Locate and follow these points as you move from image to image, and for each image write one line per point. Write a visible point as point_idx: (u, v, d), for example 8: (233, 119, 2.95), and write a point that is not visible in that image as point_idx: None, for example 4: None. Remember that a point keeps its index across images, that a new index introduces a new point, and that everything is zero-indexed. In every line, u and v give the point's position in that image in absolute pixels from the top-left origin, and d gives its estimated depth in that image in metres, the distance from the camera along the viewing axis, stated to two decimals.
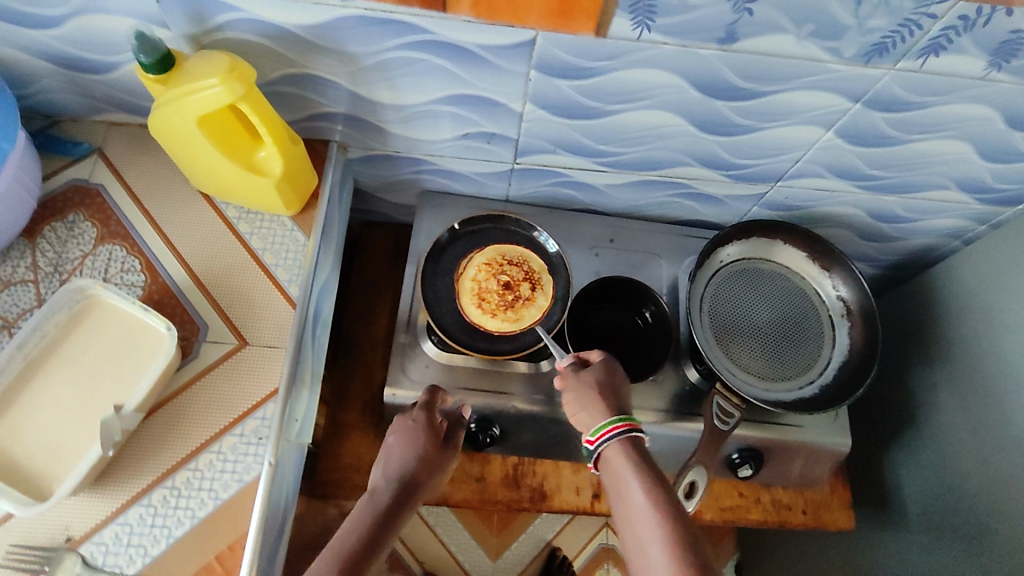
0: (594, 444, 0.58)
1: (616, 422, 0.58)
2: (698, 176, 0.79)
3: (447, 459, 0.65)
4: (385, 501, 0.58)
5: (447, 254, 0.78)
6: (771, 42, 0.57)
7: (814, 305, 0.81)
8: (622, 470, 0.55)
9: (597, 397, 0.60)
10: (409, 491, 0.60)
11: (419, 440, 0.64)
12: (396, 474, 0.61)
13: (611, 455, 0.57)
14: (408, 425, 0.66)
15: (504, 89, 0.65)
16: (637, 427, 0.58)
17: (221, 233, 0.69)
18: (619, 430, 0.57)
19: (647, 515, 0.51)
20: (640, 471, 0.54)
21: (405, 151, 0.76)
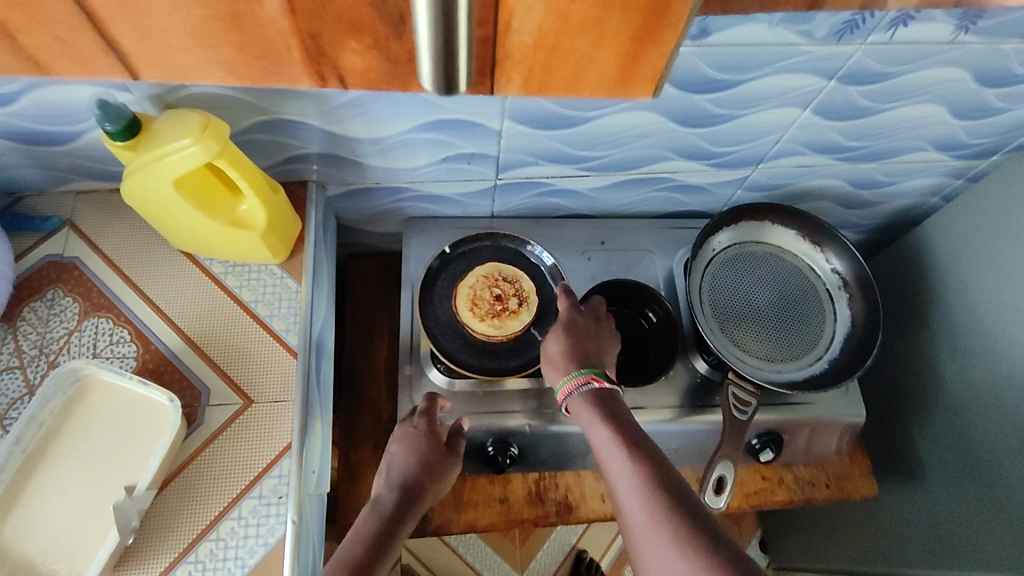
0: (563, 401, 0.62)
1: (578, 375, 0.62)
2: (681, 168, 0.79)
3: (446, 465, 0.68)
4: (388, 510, 0.61)
5: (442, 279, 0.76)
6: (746, 31, 0.57)
7: (811, 281, 0.81)
8: (592, 420, 0.59)
9: (564, 357, 0.64)
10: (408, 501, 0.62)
11: (420, 449, 0.67)
12: (398, 484, 0.64)
13: (574, 404, 0.61)
14: (410, 433, 0.68)
15: (482, 109, 0.64)
16: (596, 378, 0.61)
17: (209, 290, 0.67)
18: (580, 382, 0.61)
19: (612, 446, 0.55)
20: (606, 418, 0.58)
21: (385, 182, 0.75)
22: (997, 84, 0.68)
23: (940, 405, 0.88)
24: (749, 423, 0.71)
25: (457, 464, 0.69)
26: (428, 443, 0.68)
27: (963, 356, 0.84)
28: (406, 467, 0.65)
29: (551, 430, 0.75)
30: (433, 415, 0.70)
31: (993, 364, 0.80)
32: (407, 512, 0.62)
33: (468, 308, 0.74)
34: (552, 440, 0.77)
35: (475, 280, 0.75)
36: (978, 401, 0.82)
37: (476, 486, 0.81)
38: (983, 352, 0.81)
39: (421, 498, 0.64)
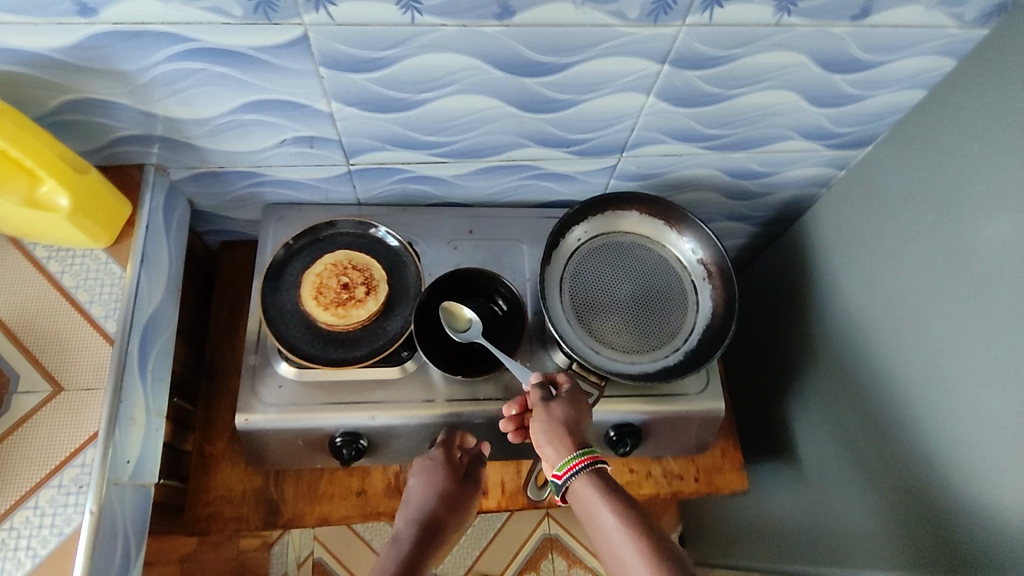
0: (563, 479, 0.61)
1: (580, 456, 0.61)
2: (542, 156, 0.78)
3: (465, 496, 0.71)
4: (413, 542, 0.65)
5: (289, 268, 0.74)
6: (551, 12, 0.55)
7: (676, 272, 0.80)
8: (590, 504, 0.59)
9: (560, 433, 0.63)
10: (428, 535, 0.66)
11: (439, 482, 0.70)
12: (417, 518, 0.67)
13: (578, 488, 0.60)
14: (427, 465, 0.71)
15: (301, 89, 0.62)
16: (599, 459, 0.62)
17: (30, 276, 0.66)
18: (584, 464, 0.61)
19: (622, 536, 0.55)
20: (608, 494, 0.58)
21: (229, 165, 0.74)
22: (843, 69, 0.66)
23: (821, 401, 0.87)
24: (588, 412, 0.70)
25: (475, 492, 0.72)
26: (451, 476, 0.70)
27: (839, 352, 0.83)
28: (426, 502, 0.68)
29: (402, 426, 0.73)
30: (453, 447, 0.72)
31: (862, 359, 0.78)
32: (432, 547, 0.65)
33: (312, 296, 0.72)
34: (405, 434, 0.74)
35: (323, 268, 0.74)
36: (850, 398, 0.81)
37: (333, 479, 0.80)
38: (854, 347, 0.80)
39: (443, 528, 0.67)
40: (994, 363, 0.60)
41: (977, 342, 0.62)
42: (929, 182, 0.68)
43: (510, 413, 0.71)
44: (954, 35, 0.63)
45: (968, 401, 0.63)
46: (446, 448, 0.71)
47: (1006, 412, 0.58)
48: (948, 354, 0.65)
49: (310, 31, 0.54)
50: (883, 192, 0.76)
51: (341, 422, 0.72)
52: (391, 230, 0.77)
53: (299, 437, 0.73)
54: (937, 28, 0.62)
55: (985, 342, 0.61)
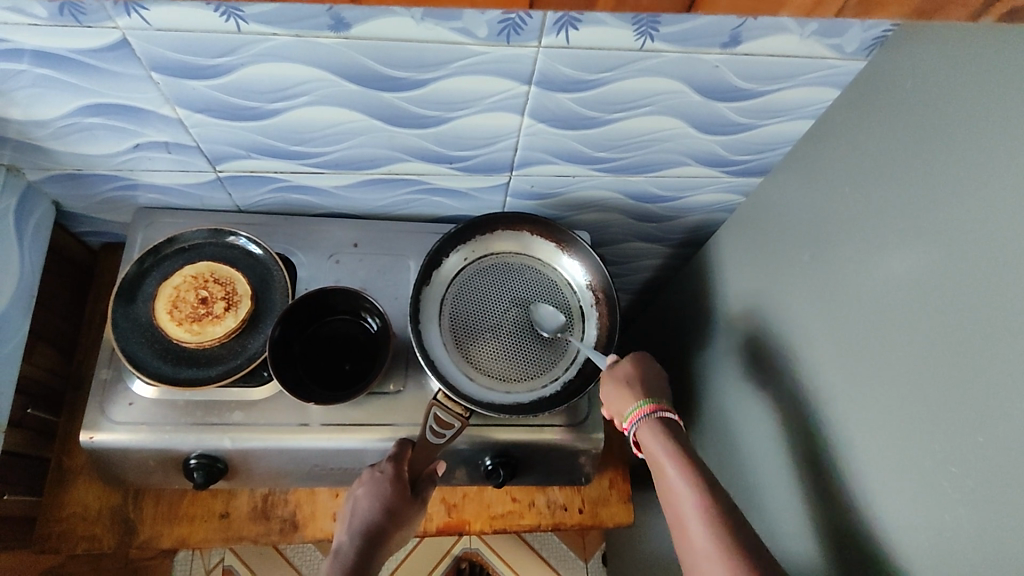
0: (629, 429, 0.65)
1: (642, 405, 0.64)
2: (426, 171, 0.74)
3: (412, 514, 0.66)
4: (351, 561, 0.62)
5: (148, 279, 0.71)
6: (390, 26, 0.51)
7: (564, 296, 0.76)
8: (660, 455, 0.60)
9: (625, 386, 0.66)
10: (370, 551, 0.63)
11: (384, 498, 0.64)
12: (360, 531, 0.64)
13: (645, 437, 0.62)
14: (376, 479, 0.65)
15: (139, 94, 0.58)
16: (665, 408, 0.64)
17: None
18: (645, 413, 0.63)
19: (686, 493, 0.56)
20: (672, 447, 0.60)
21: (88, 168, 0.70)
22: (726, 97, 0.63)
23: (711, 436, 0.84)
24: (441, 447, 0.66)
25: (424, 506, 0.67)
26: (402, 493, 0.65)
27: (725, 387, 0.80)
28: (369, 515, 0.64)
29: (259, 452, 0.69)
30: (402, 467, 0.66)
31: (741, 397, 0.76)
32: (369, 561, 0.64)
33: (166, 311, 0.69)
34: (264, 459, 0.71)
35: (182, 281, 0.70)
36: (732, 437, 0.78)
37: (196, 499, 0.77)
38: (736, 382, 0.77)
39: (383, 546, 0.64)
40: (851, 412, 0.56)
41: (846, 382, 0.57)
42: (812, 211, 0.64)
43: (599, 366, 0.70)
44: (835, 67, 0.60)
45: (825, 449, 0.60)
46: (396, 466, 0.65)
47: (858, 464, 0.55)
48: (820, 392, 0.60)
49: (128, 34, 0.51)
50: (772, 222, 0.72)
51: (192, 442, 0.67)
52: (252, 237, 0.73)
53: (150, 457, 0.69)
54: (817, 60, 0.59)
55: (852, 383, 0.56)
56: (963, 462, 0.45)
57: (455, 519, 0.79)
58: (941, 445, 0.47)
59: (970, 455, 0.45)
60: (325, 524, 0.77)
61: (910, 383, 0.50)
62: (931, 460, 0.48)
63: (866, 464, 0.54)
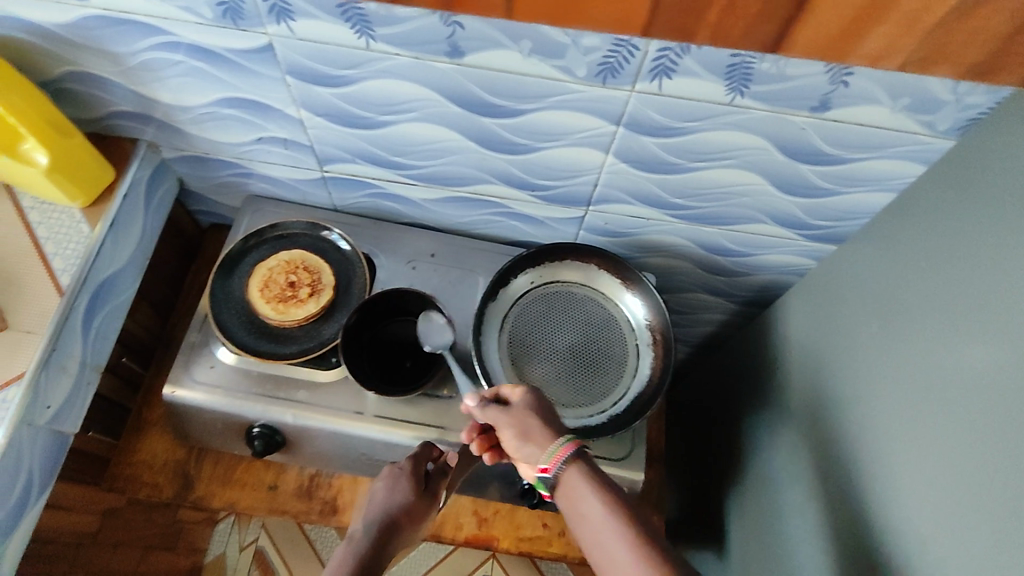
0: (549, 470, 0.56)
1: (565, 443, 0.57)
2: (507, 196, 0.79)
3: (426, 509, 0.66)
4: (364, 547, 0.60)
5: (246, 258, 0.78)
6: (498, 58, 0.56)
7: (622, 332, 0.77)
8: (584, 494, 0.54)
9: (537, 426, 0.58)
10: (386, 539, 0.62)
11: (402, 487, 0.65)
12: (375, 519, 0.63)
13: (568, 476, 0.56)
14: (394, 471, 0.67)
15: (272, 94, 0.66)
16: (581, 443, 0.58)
17: (9, 218, 0.72)
18: (569, 451, 0.56)
19: (613, 534, 0.51)
20: (595, 483, 0.55)
21: (214, 152, 0.79)
22: (810, 160, 0.65)
23: (754, 497, 0.82)
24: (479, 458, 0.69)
25: (436, 506, 0.68)
26: (418, 484, 0.67)
27: (776, 450, 0.79)
28: (388, 504, 0.64)
29: (316, 430, 0.74)
30: (420, 461, 0.69)
31: (792, 462, 0.75)
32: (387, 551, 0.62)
33: (258, 289, 0.75)
34: (319, 438, 0.75)
35: (275, 264, 0.77)
36: (777, 503, 0.76)
37: (250, 467, 0.82)
38: (789, 445, 0.76)
39: (397, 538, 0.63)
40: (904, 490, 0.55)
41: (902, 458, 0.56)
42: (883, 289, 0.64)
43: (470, 438, 0.66)
44: (926, 143, 0.61)
45: (874, 523, 0.58)
46: (415, 458, 0.68)
47: (907, 545, 0.53)
48: (876, 464, 0.59)
49: (275, 41, 0.58)
50: (846, 290, 0.71)
51: (258, 414, 0.73)
52: (343, 235, 0.80)
53: (218, 419, 0.75)
54: (907, 134, 0.60)
55: (908, 459, 0.55)
56: (1008, 556, 0.44)
57: (484, 533, 0.81)
58: (986, 529, 0.46)
59: (1013, 547, 0.43)
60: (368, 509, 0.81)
61: (966, 476, 0.48)
62: (973, 556, 0.46)
63: (914, 543, 0.53)
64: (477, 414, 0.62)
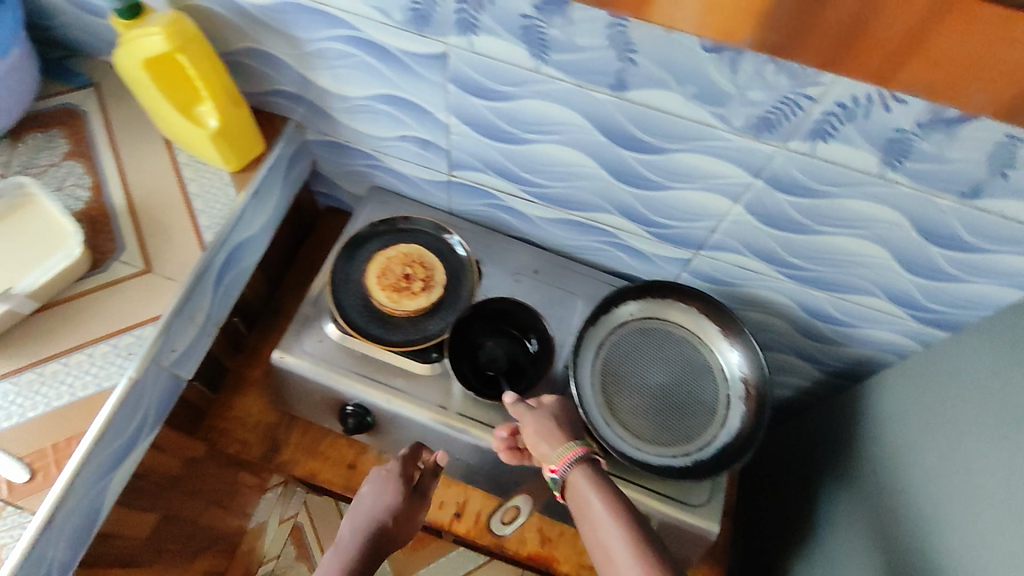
0: (558, 470, 0.60)
1: (575, 447, 0.61)
2: (622, 227, 0.81)
3: (416, 509, 0.69)
4: (352, 553, 0.64)
5: (367, 244, 0.82)
6: (661, 97, 0.58)
7: (715, 380, 0.77)
8: (590, 494, 0.58)
9: (554, 428, 0.64)
10: (376, 543, 0.66)
11: (389, 491, 0.69)
12: (363, 525, 0.67)
13: (576, 479, 0.59)
14: (381, 474, 0.71)
15: (429, 96, 0.70)
16: (592, 450, 0.62)
17: (165, 172, 0.78)
18: (579, 455, 0.61)
19: (612, 531, 0.54)
20: (601, 486, 0.58)
21: (353, 141, 0.84)
22: (944, 243, 0.65)
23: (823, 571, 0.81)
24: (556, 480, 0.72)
25: (427, 505, 0.71)
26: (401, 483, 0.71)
27: (862, 530, 0.77)
28: (377, 508, 0.68)
29: (407, 419, 0.77)
30: (407, 462, 0.72)
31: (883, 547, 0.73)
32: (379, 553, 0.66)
33: (376, 276, 0.79)
34: (406, 427, 0.78)
35: (395, 255, 0.81)
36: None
37: (333, 444, 0.86)
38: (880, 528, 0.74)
39: (387, 541, 0.67)
40: None
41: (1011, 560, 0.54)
42: (998, 382, 0.63)
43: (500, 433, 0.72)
44: None
45: None
46: (402, 461, 0.72)
47: None
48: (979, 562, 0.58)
49: (451, 50, 0.62)
50: (955, 377, 0.70)
51: (356, 394, 0.76)
52: (462, 241, 0.83)
53: (317, 392, 0.79)
54: None
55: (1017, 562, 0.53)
56: None
57: (546, 551, 0.82)
58: None
59: None
60: (484, 513, 0.82)
61: None
62: None
63: None
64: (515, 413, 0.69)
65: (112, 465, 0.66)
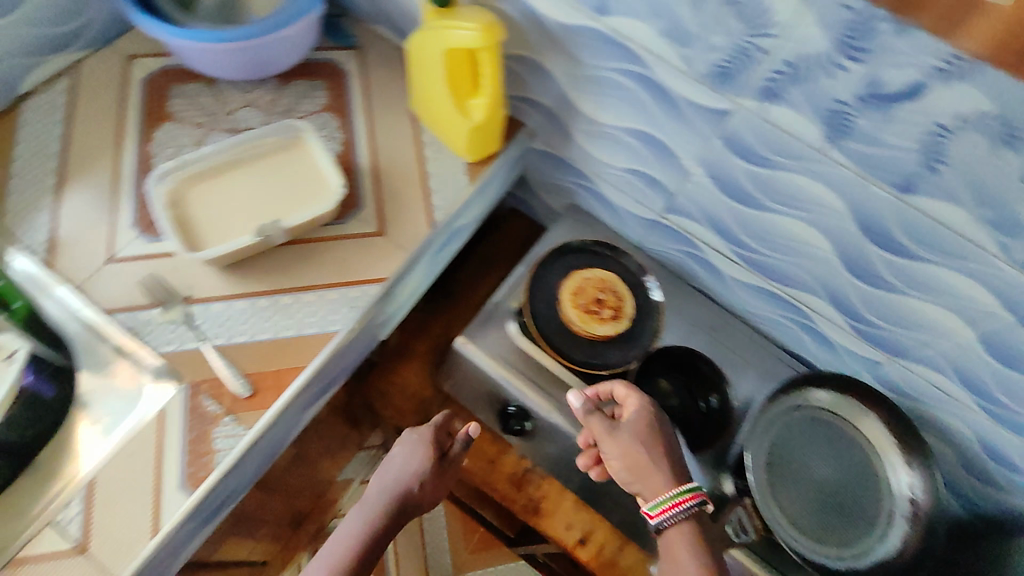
0: (655, 520, 0.66)
1: (679, 497, 0.66)
2: (822, 312, 0.80)
3: (441, 475, 0.76)
4: (376, 517, 0.72)
5: (565, 259, 0.84)
6: (944, 209, 0.58)
7: (881, 494, 0.72)
8: (677, 550, 0.65)
9: (665, 475, 0.68)
10: (400, 510, 0.74)
11: (417, 461, 0.76)
12: (389, 491, 0.74)
13: (674, 530, 0.66)
14: (411, 440, 0.78)
15: (685, 144, 0.72)
16: (698, 500, 0.67)
17: (408, 148, 0.84)
18: (683, 505, 0.66)
19: None
20: (693, 542, 0.65)
21: (578, 160, 0.87)
22: None
23: None
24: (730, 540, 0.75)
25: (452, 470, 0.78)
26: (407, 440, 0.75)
27: None
28: (403, 475, 0.75)
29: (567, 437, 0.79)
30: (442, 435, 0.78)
31: None
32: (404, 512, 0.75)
33: (570, 292, 0.82)
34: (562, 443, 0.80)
35: (590, 277, 0.83)
36: None
37: (478, 435, 0.89)
38: None
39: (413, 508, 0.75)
40: None
41: None
42: None
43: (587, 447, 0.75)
44: None
45: None
46: (433, 431, 0.78)
47: None
48: None
49: (738, 111, 0.64)
50: None
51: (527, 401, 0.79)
52: (658, 286, 0.84)
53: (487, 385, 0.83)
54: None
55: None
56: None
57: None
58: None
59: None
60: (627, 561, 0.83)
61: None
62: None
63: None
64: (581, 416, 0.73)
65: (311, 398, 0.72)
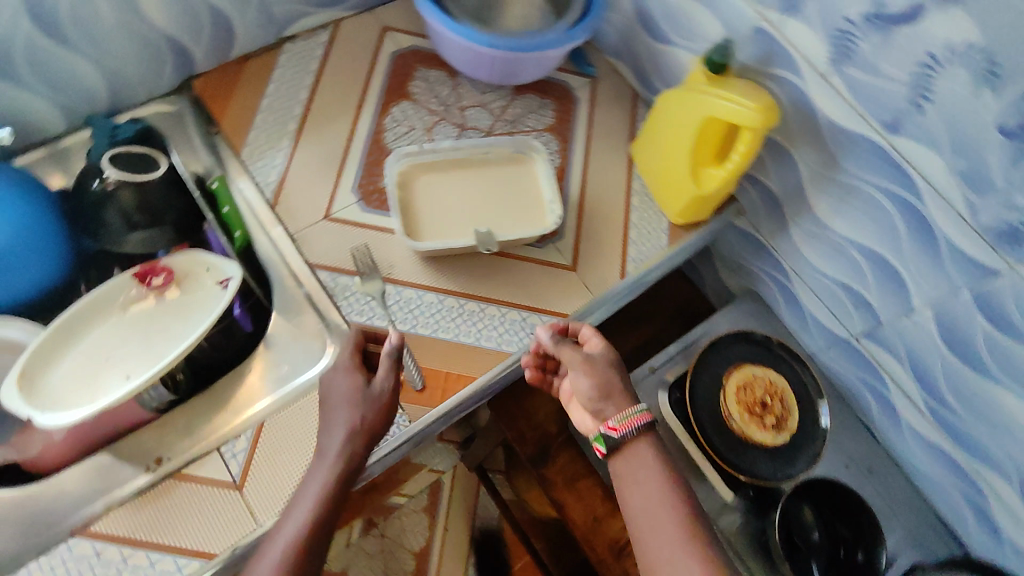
0: (618, 433, 0.61)
1: (638, 412, 0.62)
2: (1005, 502, 0.70)
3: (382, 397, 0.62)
4: (329, 457, 0.60)
5: (740, 347, 0.81)
6: None
7: None
8: (651, 478, 0.60)
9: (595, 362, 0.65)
10: (354, 439, 0.61)
11: (343, 375, 0.64)
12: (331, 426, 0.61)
13: (631, 444, 0.61)
14: (340, 362, 0.66)
15: (924, 284, 0.66)
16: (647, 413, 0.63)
17: (618, 190, 0.83)
18: (643, 422, 0.61)
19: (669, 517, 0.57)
20: (654, 463, 0.61)
21: (781, 255, 0.83)
22: None
23: None
24: None
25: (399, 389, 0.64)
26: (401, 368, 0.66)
27: None
28: (342, 406, 0.62)
29: None
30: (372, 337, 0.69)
31: None
32: (354, 464, 0.60)
33: (736, 386, 0.78)
34: None
35: (761, 377, 0.79)
36: None
37: (589, 489, 0.86)
38: None
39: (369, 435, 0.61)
40: None
41: None
42: None
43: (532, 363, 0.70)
44: None
45: None
46: (355, 338, 0.67)
47: None
48: None
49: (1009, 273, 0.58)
50: None
51: None
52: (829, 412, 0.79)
53: None
54: None
55: None
56: None
57: None
58: None
59: None
60: None
61: None
62: None
63: None
64: (551, 349, 0.67)
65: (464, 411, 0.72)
